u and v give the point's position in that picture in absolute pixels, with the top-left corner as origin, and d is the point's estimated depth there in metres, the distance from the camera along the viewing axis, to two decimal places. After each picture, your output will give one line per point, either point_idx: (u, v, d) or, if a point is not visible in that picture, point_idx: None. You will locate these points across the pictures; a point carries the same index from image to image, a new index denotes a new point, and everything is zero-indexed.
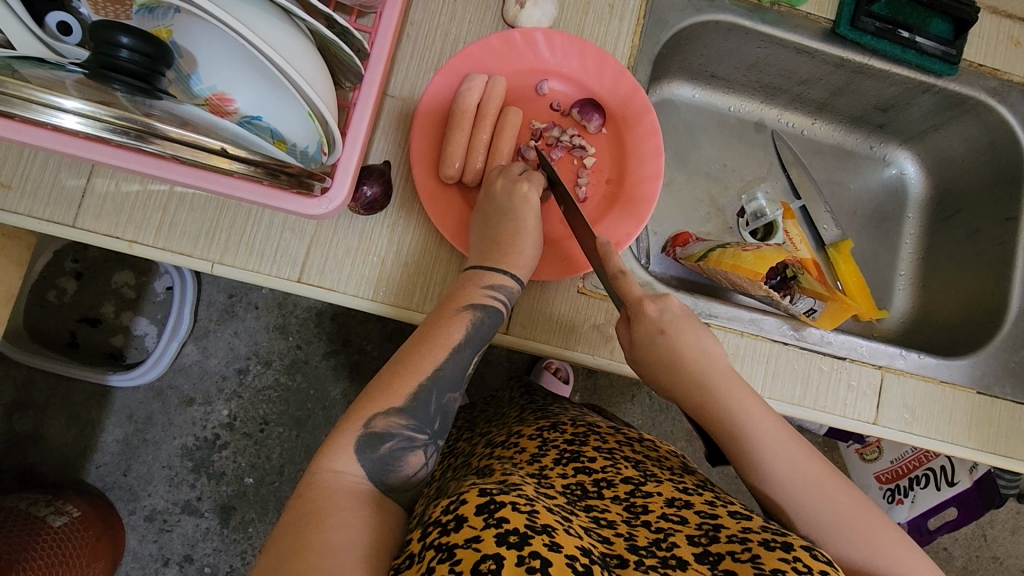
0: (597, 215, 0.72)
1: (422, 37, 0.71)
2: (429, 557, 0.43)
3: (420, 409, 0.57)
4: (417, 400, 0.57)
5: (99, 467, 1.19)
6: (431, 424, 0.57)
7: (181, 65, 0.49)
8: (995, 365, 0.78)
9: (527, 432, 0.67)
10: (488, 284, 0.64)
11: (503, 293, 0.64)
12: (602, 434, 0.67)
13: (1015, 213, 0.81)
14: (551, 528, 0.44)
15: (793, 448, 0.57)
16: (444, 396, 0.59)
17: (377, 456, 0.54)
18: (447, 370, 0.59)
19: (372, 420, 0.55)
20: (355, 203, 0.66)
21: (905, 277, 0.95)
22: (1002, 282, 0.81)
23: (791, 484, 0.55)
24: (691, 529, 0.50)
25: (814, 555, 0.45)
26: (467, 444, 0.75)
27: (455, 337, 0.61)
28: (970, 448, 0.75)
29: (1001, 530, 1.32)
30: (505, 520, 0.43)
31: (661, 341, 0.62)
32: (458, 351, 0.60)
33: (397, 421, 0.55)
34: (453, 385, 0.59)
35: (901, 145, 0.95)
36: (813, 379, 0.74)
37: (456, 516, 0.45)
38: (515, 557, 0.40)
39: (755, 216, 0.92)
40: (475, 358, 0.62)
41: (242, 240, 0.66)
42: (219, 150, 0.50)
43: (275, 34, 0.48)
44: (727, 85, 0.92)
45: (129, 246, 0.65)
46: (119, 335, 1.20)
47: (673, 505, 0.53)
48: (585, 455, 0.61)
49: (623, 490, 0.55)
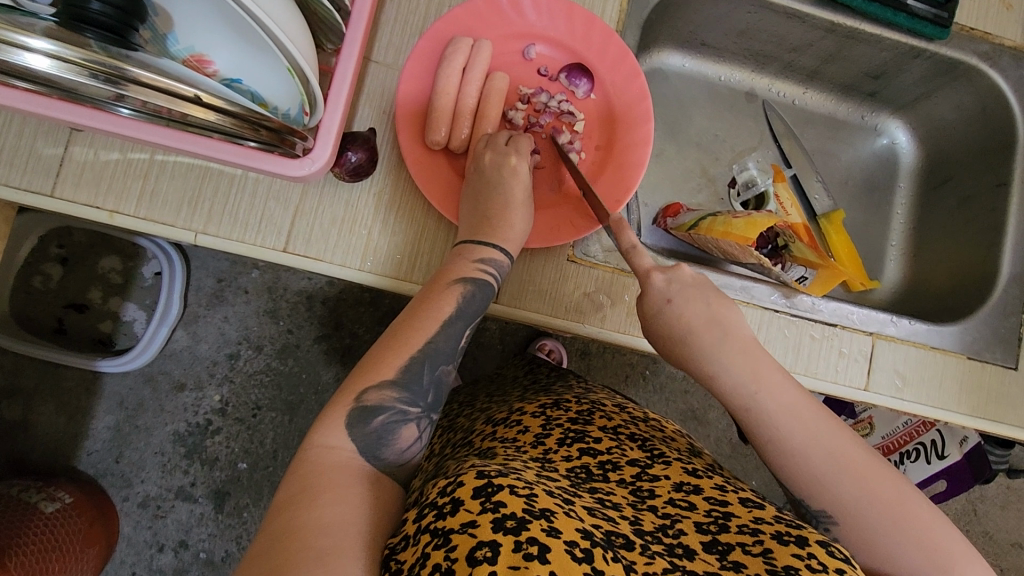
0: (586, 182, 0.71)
1: (406, 0, 0.70)
2: (423, 542, 0.43)
3: (413, 382, 0.56)
4: (410, 372, 0.56)
5: (91, 454, 1.18)
6: (424, 398, 0.57)
7: (156, 23, 0.48)
8: (985, 331, 0.78)
9: (529, 410, 0.67)
10: (478, 258, 0.63)
11: (493, 266, 0.63)
12: (607, 411, 0.66)
13: (1006, 179, 0.81)
14: (549, 513, 0.43)
15: (819, 425, 0.56)
16: (437, 369, 0.58)
17: (370, 431, 0.53)
18: (440, 344, 0.58)
19: (363, 394, 0.54)
20: (340, 168, 0.65)
21: (896, 247, 0.95)
22: (993, 248, 0.81)
23: (818, 466, 0.54)
24: (700, 515, 0.50)
25: (831, 551, 0.45)
26: (467, 419, 0.74)
27: (447, 312, 0.60)
28: (961, 414, 0.75)
29: (991, 505, 1.33)
30: (501, 504, 0.42)
31: (668, 311, 0.62)
32: (449, 325, 0.60)
33: (390, 394, 0.55)
34: (447, 357, 0.59)
35: (892, 113, 0.94)
36: (805, 346, 0.74)
37: (452, 498, 0.44)
38: (512, 543, 0.40)
39: (747, 187, 0.92)
40: (468, 331, 0.61)
41: (226, 209, 0.65)
42: (194, 97, 0.48)
43: None
44: (718, 54, 0.91)
45: (109, 216, 0.63)
46: (107, 321, 1.18)
47: (680, 489, 0.53)
48: (590, 435, 0.60)
49: (628, 473, 0.55)
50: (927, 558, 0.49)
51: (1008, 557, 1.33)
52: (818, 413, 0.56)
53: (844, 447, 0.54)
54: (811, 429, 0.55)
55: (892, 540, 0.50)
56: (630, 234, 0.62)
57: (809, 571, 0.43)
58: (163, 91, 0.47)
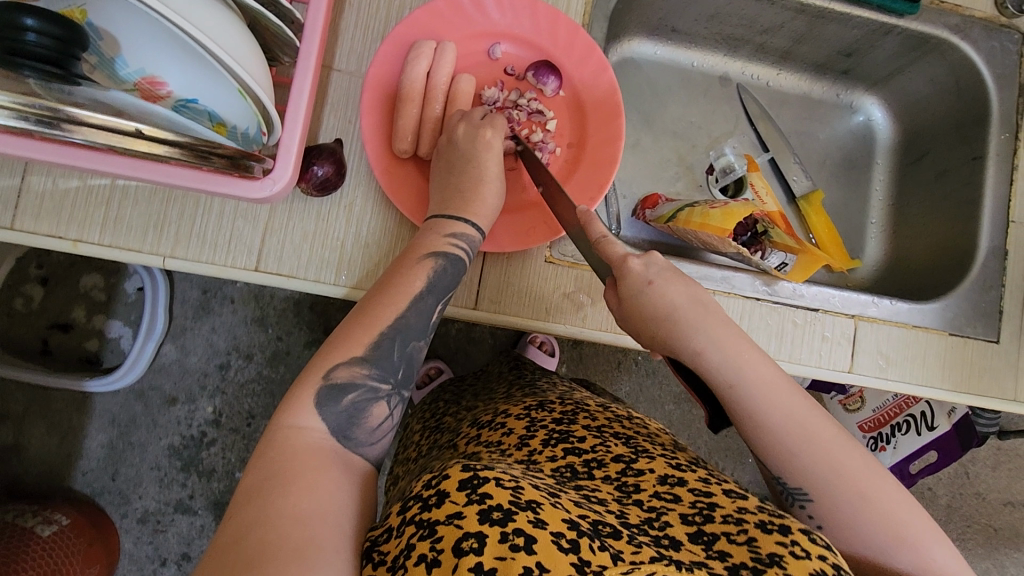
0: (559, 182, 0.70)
1: (365, 5, 0.68)
2: (408, 534, 0.42)
3: (383, 359, 0.54)
4: (379, 348, 0.54)
5: (87, 474, 1.17)
6: (395, 373, 0.55)
7: (103, 47, 0.46)
8: (966, 307, 0.77)
9: (513, 412, 0.65)
10: (449, 232, 0.61)
11: (465, 240, 0.62)
12: (592, 411, 0.65)
13: (981, 152, 0.80)
14: (536, 504, 0.42)
15: (798, 407, 0.53)
16: (408, 345, 0.56)
17: (342, 409, 0.51)
18: (411, 319, 0.57)
19: (333, 371, 0.52)
20: (307, 184, 0.63)
21: (877, 225, 0.94)
22: (969, 223, 0.80)
23: (790, 442, 0.51)
24: (685, 507, 0.48)
25: (813, 539, 0.44)
26: (453, 419, 0.74)
27: (416, 287, 0.58)
28: (944, 390, 0.75)
29: (983, 466, 1.35)
30: (488, 496, 0.41)
31: (650, 292, 0.59)
32: (420, 299, 0.58)
33: (360, 371, 0.53)
34: (419, 334, 0.57)
35: (867, 90, 0.93)
36: (787, 333, 0.74)
37: (437, 491, 0.43)
38: (498, 534, 0.39)
39: (724, 173, 0.91)
40: (439, 307, 0.60)
41: (193, 231, 0.64)
42: (134, 131, 0.47)
43: (198, 10, 0.44)
44: (689, 40, 0.89)
45: (74, 244, 0.62)
46: (93, 339, 1.17)
47: (665, 483, 0.51)
48: (574, 435, 0.59)
49: (613, 470, 0.53)
50: (897, 540, 0.47)
51: (1000, 516, 1.36)
52: (794, 392, 0.54)
53: (824, 426, 0.52)
54: (794, 407, 0.53)
55: (862, 524, 0.48)
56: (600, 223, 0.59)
57: (792, 560, 0.42)
58: (102, 128, 0.46)
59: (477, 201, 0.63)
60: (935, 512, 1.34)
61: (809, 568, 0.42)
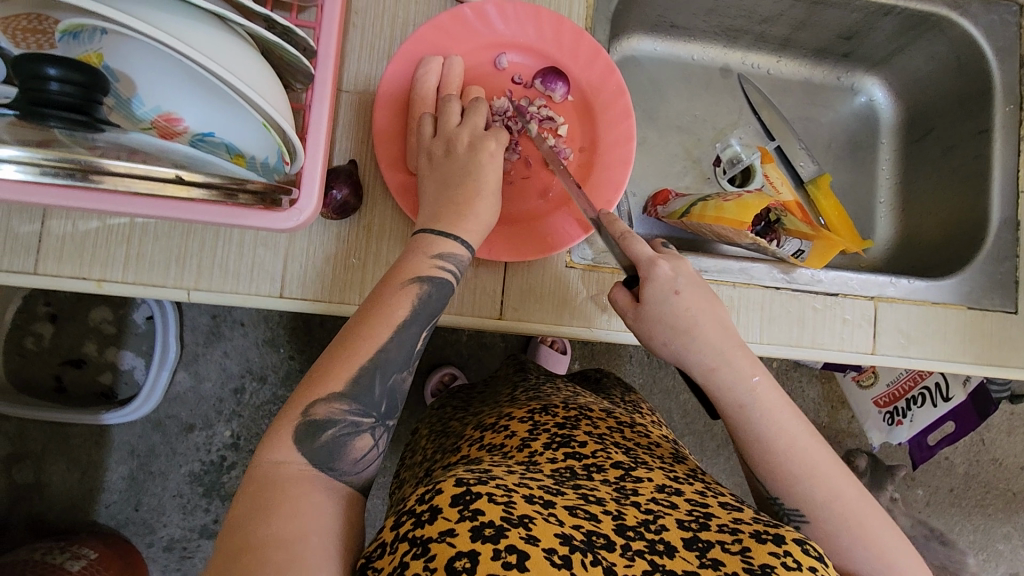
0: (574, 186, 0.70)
1: (370, 25, 0.68)
2: (402, 551, 0.41)
3: (363, 394, 0.50)
4: (360, 383, 0.50)
5: (110, 506, 1.17)
6: (377, 407, 0.51)
7: (119, 89, 0.46)
8: (982, 280, 0.78)
9: (517, 415, 0.65)
10: (436, 253, 0.56)
11: (452, 261, 0.57)
12: (594, 418, 0.64)
13: (987, 125, 0.81)
14: (528, 520, 0.42)
15: (802, 433, 0.54)
16: (389, 378, 0.52)
17: (320, 445, 0.48)
18: (392, 353, 0.52)
19: (310, 408, 0.49)
20: (326, 208, 0.63)
21: (885, 204, 0.95)
22: (980, 196, 0.81)
23: (798, 472, 0.52)
24: (682, 514, 0.48)
25: (806, 549, 0.44)
26: (459, 424, 0.74)
27: (398, 315, 0.53)
28: (968, 363, 0.76)
29: (998, 433, 1.36)
30: (479, 512, 0.41)
31: (676, 302, 0.58)
32: (402, 330, 0.53)
33: (339, 407, 0.49)
34: (401, 365, 0.52)
35: (868, 71, 0.94)
36: (808, 318, 0.74)
37: (430, 506, 0.43)
38: (490, 551, 0.39)
39: (732, 163, 0.91)
40: (424, 333, 0.55)
41: (215, 262, 0.64)
42: (174, 177, 0.47)
43: (220, 49, 0.44)
44: (688, 34, 0.90)
45: (98, 284, 0.62)
46: (107, 372, 1.16)
47: (663, 491, 0.51)
48: (576, 439, 0.58)
49: (613, 475, 0.53)
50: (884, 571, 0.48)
51: (1018, 481, 1.37)
52: (798, 420, 0.55)
53: (828, 462, 0.52)
54: (797, 436, 0.54)
55: (855, 551, 0.49)
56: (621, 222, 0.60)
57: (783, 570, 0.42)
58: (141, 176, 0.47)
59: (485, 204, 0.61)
60: (953, 481, 1.35)
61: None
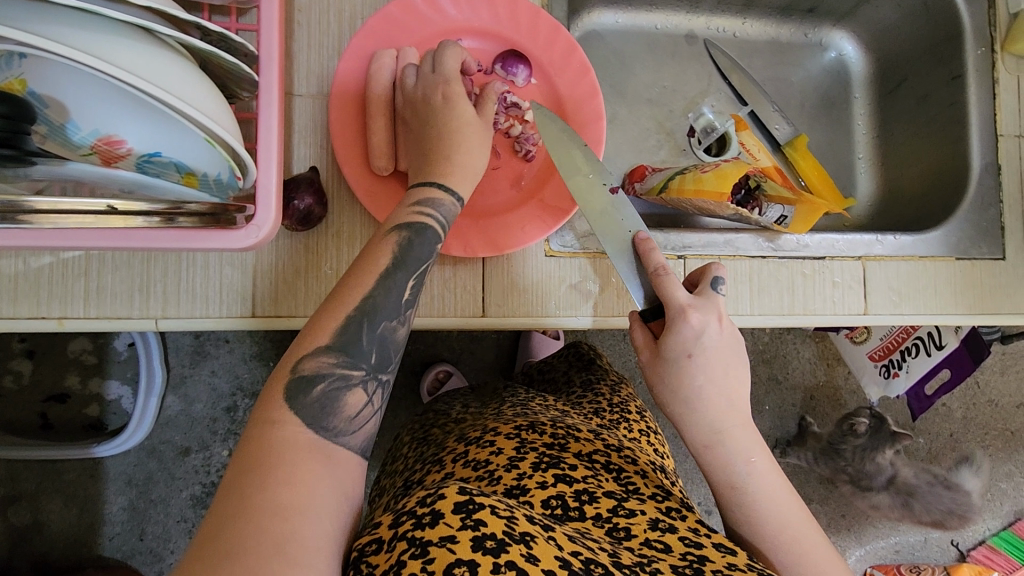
0: (545, 172, 0.68)
1: (316, 23, 0.65)
2: (399, 550, 0.39)
3: (352, 344, 0.48)
4: (348, 333, 0.48)
5: (113, 538, 1.15)
6: (367, 358, 0.48)
7: (49, 115, 0.43)
8: (968, 230, 0.77)
9: (503, 429, 0.62)
10: (418, 203, 0.56)
11: (439, 210, 0.56)
12: (581, 435, 0.63)
13: (960, 71, 0.79)
14: (530, 538, 0.41)
15: (795, 519, 0.51)
16: (378, 326, 0.49)
17: (311, 400, 0.45)
18: (380, 300, 0.50)
19: (299, 363, 0.46)
20: (289, 219, 0.60)
21: (864, 160, 0.93)
22: (960, 143, 0.79)
23: (787, 556, 0.49)
24: (675, 559, 0.47)
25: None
26: (440, 430, 0.71)
27: (382, 265, 0.52)
28: (960, 314, 0.75)
29: (992, 374, 1.37)
30: (483, 523, 0.40)
31: (683, 364, 0.54)
32: (389, 278, 0.51)
33: (327, 360, 0.47)
34: (391, 314, 0.50)
35: (835, 25, 0.92)
36: (798, 286, 0.73)
37: (432, 509, 0.41)
38: (490, 564, 0.38)
39: (706, 133, 0.89)
40: (413, 282, 0.52)
41: (181, 287, 0.61)
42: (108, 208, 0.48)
43: (146, 62, 0.41)
44: (649, 2, 0.87)
45: (60, 323, 0.59)
46: (93, 404, 1.13)
47: (656, 528, 0.50)
48: (565, 461, 0.57)
49: (604, 507, 0.52)
50: None
51: (1014, 419, 1.38)
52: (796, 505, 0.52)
53: (820, 550, 0.50)
54: (789, 520, 0.51)
55: None
56: (660, 255, 0.58)
57: None
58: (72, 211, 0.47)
59: (460, 191, 0.59)
60: (951, 425, 1.36)
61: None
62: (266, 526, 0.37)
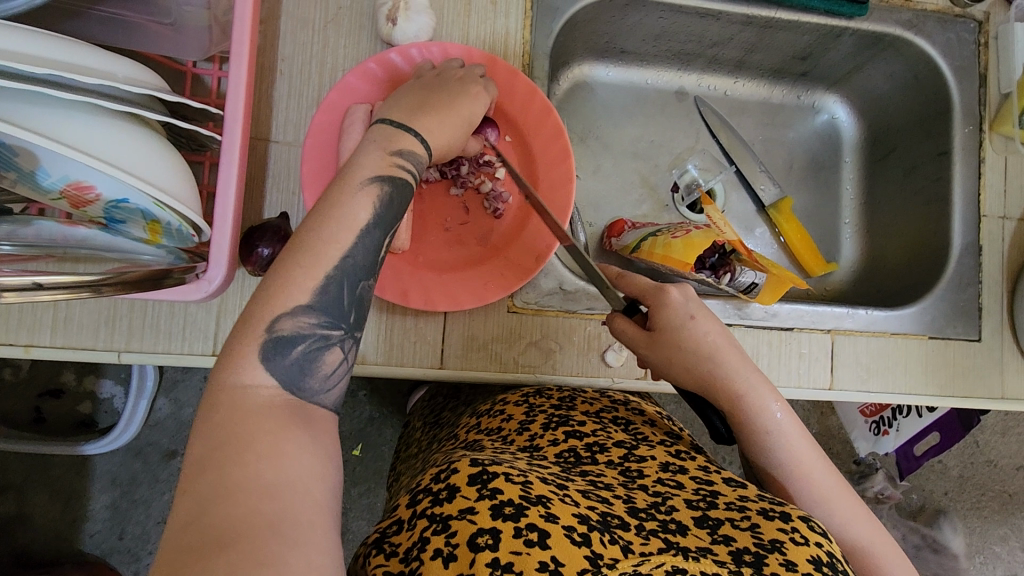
0: (515, 229, 0.69)
1: (297, 73, 0.66)
2: (421, 527, 0.40)
3: (331, 304, 0.42)
4: (327, 293, 0.42)
5: (94, 535, 1.14)
6: (346, 318, 0.43)
7: (19, 162, 0.44)
8: (943, 308, 0.76)
9: (512, 398, 0.63)
10: (393, 150, 0.48)
11: (412, 161, 0.49)
12: (588, 398, 0.63)
13: (947, 146, 0.79)
14: (546, 498, 0.40)
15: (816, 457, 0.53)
16: (358, 285, 0.43)
17: (291, 363, 0.40)
18: (359, 257, 0.43)
19: (273, 323, 0.40)
20: (252, 266, 0.61)
21: (850, 226, 0.93)
22: (941, 220, 0.78)
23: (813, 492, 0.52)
24: (688, 493, 0.47)
25: (810, 526, 0.43)
26: (452, 414, 0.70)
27: (362, 220, 0.44)
28: (929, 394, 0.74)
29: (992, 434, 1.32)
30: (499, 491, 0.39)
31: (691, 327, 0.55)
32: (366, 235, 0.44)
33: (306, 320, 0.41)
34: (368, 271, 0.44)
35: (828, 89, 0.92)
36: (763, 355, 0.72)
37: (448, 484, 0.41)
38: (512, 529, 0.37)
39: (689, 190, 0.90)
40: (389, 239, 0.46)
41: (146, 322, 0.62)
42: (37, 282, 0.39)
43: (94, 134, 0.43)
44: (640, 59, 0.88)
45: (26, 350, 0.61)
46: (86, 402, 1.15)
47: (667, 469, 0.50)
48: (573, 420, 0.57)
49: (615, 455, 0.52)
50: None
51: (1014, 481, 1.32)
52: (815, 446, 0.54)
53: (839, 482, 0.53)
54: (809, 458, 0.53)
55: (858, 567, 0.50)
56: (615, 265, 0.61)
57: (792, 545, 0.41)
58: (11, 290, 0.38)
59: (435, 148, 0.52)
60: (947, 484, 1.31)
61: (808, 554, 0.41)
62: (241, 502, 0.33)
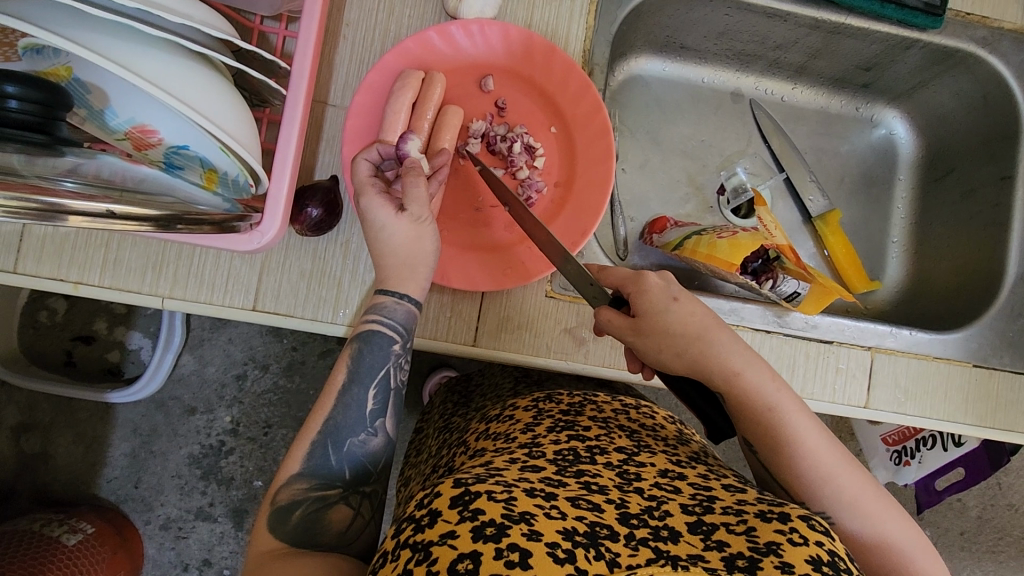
0: (545, 219, 0.68)
1: (360, 39, 0.67)
2: (404, 558, 0.37)
3: (322, 466, 0.50)
4: (315, 457, 0.50)
5: (111, 481, 1.16)
6: (341, 474, 0.50)
7: (91, 100, 0.45)
8: (990, 336, 0.74)
9: (522, 404, 0.60)
10: (370, 310, 0.54)
11: (384, 314, 0.54)
12: (599, 403, 0.60)
13: (1010, 171, 0.76)
14: (531, 515, 0.38)
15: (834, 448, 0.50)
16: (344, 443, 0.50)
17: (295, 525, 0.48)
18: (343, 418, 0.51)
19: (276, 495, 0.48)
20: (302, 225, 0.62)
21: (898, 245, 0.90)
22: (997, 246, 0.77)
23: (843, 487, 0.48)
24: (685, 498, 0.44)
25: (812, 524, 0.40)
26: (462, 419, 0.68)
27: (340, 379, 0.52)
28: (968, 425, 0.72)
29: (1016, 477, 1.27)
30: (480, 512, 0.37)
31: (677, 309, 0.54)
32: (346, 392, 0.52)
33: (301, 486, 0.49)
34: (356, 427, 0.51)
35: (889, 103, 0.89)
36: (799, 365, 0.71)
37: (430, 510, 0.39)
38: (493, 551, 0.35)
39: (736, 193, 0.88)
40: (374, 392, 0.53)
41: (191, 271, 0.64)
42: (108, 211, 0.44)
43: (168, 72, 0.43)
44: (699, 56, 0.86)
45: (75, 286, 0.62)
46: (115, 351, 1.17)
47: (665, 475, 0.47)
48: (579, 424, 0.54)
49: (615, 458, 0.48)
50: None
51: None
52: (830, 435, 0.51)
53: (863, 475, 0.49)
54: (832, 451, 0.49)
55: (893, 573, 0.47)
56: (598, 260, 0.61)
57: (791, 547, 0.38)
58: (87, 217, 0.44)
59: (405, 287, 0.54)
60: (965, 524, 1.27)
61: (805, 555, 0.38)
62: None
